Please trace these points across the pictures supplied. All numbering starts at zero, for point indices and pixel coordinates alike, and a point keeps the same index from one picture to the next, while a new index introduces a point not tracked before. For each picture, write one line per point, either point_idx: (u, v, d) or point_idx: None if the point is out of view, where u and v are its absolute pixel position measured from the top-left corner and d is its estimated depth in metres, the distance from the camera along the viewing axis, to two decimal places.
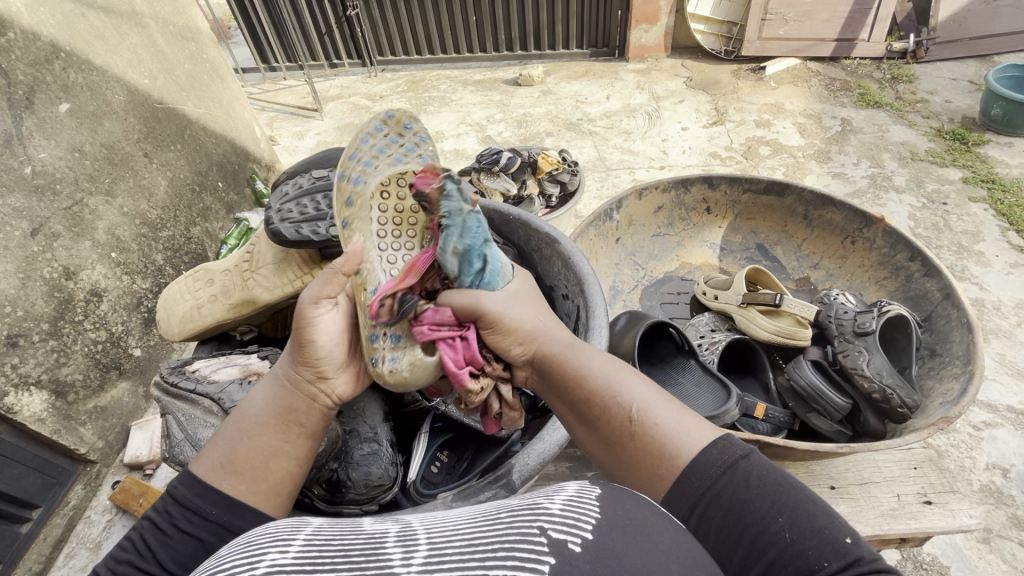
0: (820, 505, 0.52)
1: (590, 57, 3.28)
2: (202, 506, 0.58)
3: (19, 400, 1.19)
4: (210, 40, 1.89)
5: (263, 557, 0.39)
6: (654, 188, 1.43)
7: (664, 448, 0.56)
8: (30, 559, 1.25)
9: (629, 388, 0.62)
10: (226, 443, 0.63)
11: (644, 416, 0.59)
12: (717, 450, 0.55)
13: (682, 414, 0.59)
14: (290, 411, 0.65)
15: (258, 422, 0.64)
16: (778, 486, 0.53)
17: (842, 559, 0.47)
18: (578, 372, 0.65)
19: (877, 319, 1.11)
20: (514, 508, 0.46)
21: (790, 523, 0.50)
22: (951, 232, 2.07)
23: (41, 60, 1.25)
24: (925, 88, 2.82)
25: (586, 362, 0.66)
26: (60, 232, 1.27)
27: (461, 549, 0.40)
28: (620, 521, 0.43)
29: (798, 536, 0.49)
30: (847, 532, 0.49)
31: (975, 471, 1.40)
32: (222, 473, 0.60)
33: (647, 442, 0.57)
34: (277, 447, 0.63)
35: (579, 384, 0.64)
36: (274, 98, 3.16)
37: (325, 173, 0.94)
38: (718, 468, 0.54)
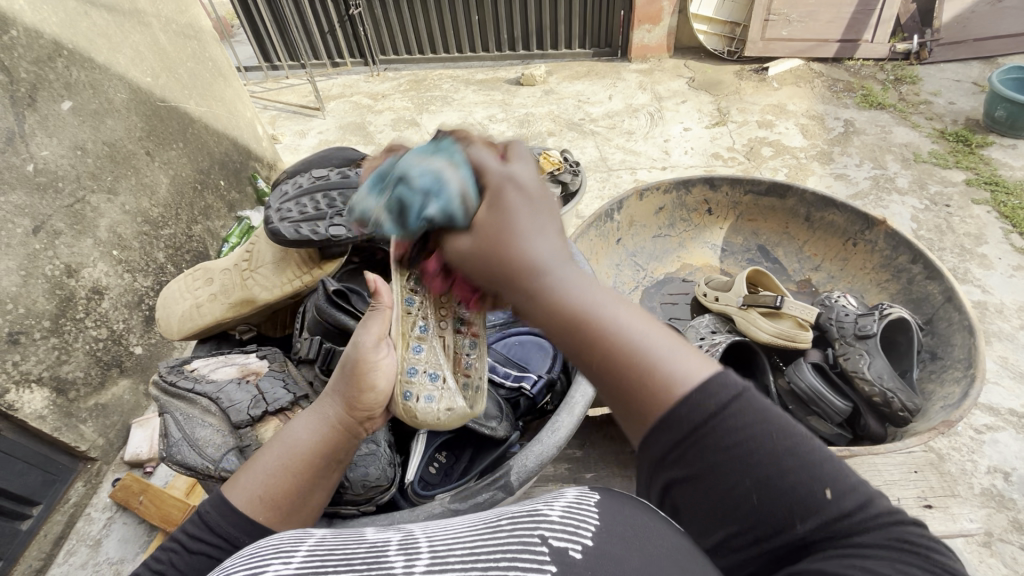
0: (801, 451, 0.46)
1: (592, 57, 3.27)
2: (236, 533, 0.61)
3: (20, 397, 1.19)
4: (212, 38, 1.89)
5: (266, 569, 0.39)
6: (655, 189, 1.43)
7: (651, 386, 0.47)
8: (30, 557, 1.26)
9: (613, 327, 0.49)
10: (267, 474, 0.65)
11: (632, 352, 0.48)
12: (706, 391, 0.46)
13: (670, 343, 0.49)
14: (331, 450, 0.69)
15: (300, 456, 0.67)
16: (760, 431, 0.46)
17: (820, 518, 0.44)
18: (561, 305, 0.50)
19: (878, 322, 1.11)
20: (514, 514, 0.46)
21: (765, 485, 0.46)
22: (953, 234, 2.07)
23: (44, 58, 1.25)
24: (929, 89, 2.81)
25: (571, 291, 0.50)
26: (62, 229, 1.27)
27: (463, 558, 0.40)
28: (619, 527, 0.44)
29: (770, 493, 0.45)
30: (827, 485, 0.45)
31: (976, 474, 1.40)
32: (260, 506, 0.63)
33: (628, 381, 0.48)
34: (312, 479, 0.67)
35: (557, 320, 0.50)
36: (276, 97, 3.16)
37: (324, 172, 0.93)
38: (699, 418, 0.46)
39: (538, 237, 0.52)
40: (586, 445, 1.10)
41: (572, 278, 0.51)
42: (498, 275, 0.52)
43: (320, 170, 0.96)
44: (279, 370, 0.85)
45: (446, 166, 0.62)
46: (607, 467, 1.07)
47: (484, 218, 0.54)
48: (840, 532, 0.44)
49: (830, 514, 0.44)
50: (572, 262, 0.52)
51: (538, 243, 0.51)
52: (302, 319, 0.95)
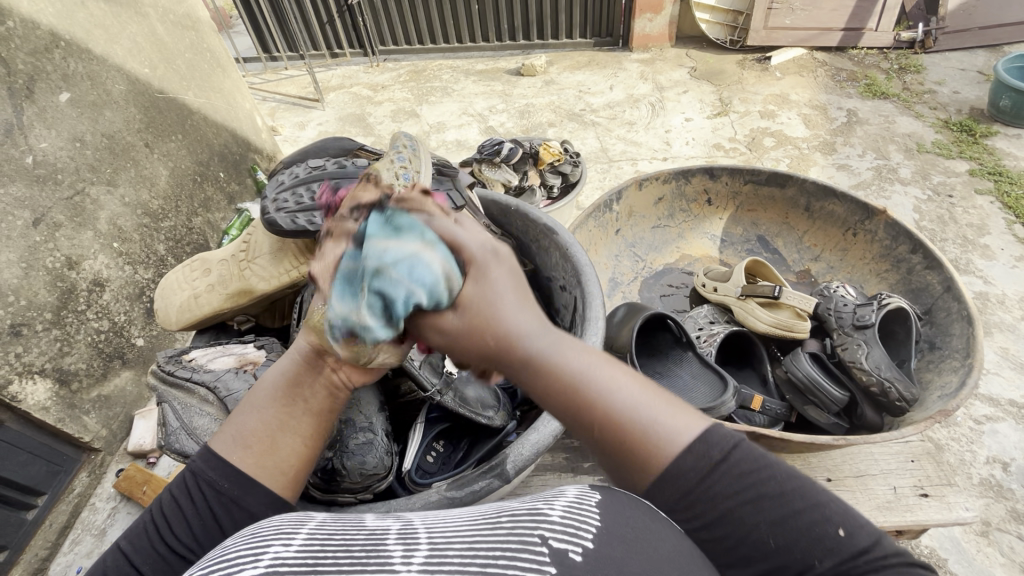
0: (808, 495, 0.50)
1: (594, 47, 3.25)
2: (217, 481, 0.59)
3: (23, 389, 1.20)
4: (210, 29, 1.87)
5: (266, 550, 0.39)
6: (654, 178, 1.42)
7: (655, 455, 0.50)
8: (36, 546, 1.27)
9: (611, 389, 0.51)
10: (239, 417, 0.63)
11: (627, 418, 0.51)
12: (698, 451, 0.50)
13: (661, 403, 0.52)
14: (297, 385, 0.63)
15: (270, 395, 0.63)
16: (769, 474, 0.50)
17: (835, 557, 0.47)
18: (554, 370, 0.52)
19: (877, 312, 1.11)
20: (514, 511, 0.47)
21: (776, 526, 0.49)
22: (956, 225, 2.06)
23: (41, 49, 1.25)
24: (933, 78, 2.79)
25: (566, 358, 0.52)
26: (62, 221, 1.27)
27: (461, 552, 0.40)
28: (620, 529, 0.45)
29: (787, 541, 0.48)
30: (840, 524, 0.48)
31: (975, 465, 1.40)
32: (234, 447, 0.61)
33: (622, 445, 0.51)
34: (286, 421, 0.62)
35: (553, 390, 0.52)
36: (275, 88, 3.15)
37: (319, 162, 0.93)
38: (697, 474, 0.50)
39: (518, 312, 0.53)
40: None
41: (556, 345, 0.53)
42: (493, 357, 0.53)
43: (316, 159, 0.96)
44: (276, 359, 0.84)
45: (420, 248, 0.58)
46: None
47: (472, 293, 0.54)
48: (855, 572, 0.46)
49: (847, 553, 0.47)
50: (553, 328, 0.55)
51: (516, 317, 0.53)
52: (300, 308, 0.94)
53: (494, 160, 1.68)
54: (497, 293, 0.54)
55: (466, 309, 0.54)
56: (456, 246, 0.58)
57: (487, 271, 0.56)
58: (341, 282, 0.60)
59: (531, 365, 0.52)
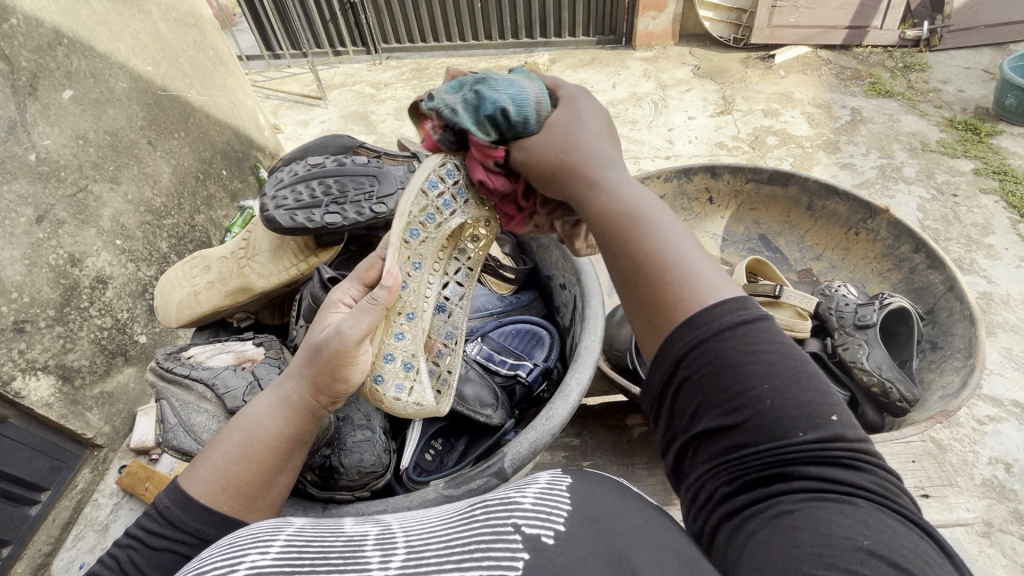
0: (812, 379, 0.48)
1: (596, 45, 3.24)
2: (202, 528, 0.58)
3: (26, 385, 1.21)
4: (213, 26, 1.88)
5: (243, 559, 0.40)
6: (655, 177, 1.42)
7: (679, 292, 0.52)
8: (39, 541, 1.28)
9: (657, 233, 0.56)
10: (224, 461, 0.62)
11: (664, 263, 0.53)
12: (726, 308, 0.50)
13: (704, 264, 0.54)
14: (293, 431, 0.65)
15: (263, 439, 0.63)
16: (782, 350, 0.49)
17: (819, 432, 0.45)
18: (612, 200, 0.59)
19: (879, 311, 1.10)
20: (486, 502, 0.47)
21: (774, 390, 0.47)
22: (960, 224, 2.05)
23: (45, 46, 1.25)
24: (938, 77, 2.77)
25: (624, 194, 0.59)
26: (65, 219, 1.27)
27: (438, 552, 0.41)
28: (590, 509, 0.45)
29: (784, 412, 0.46)
30: (833, 412, 0.47)
31: (977, 465, 1.40)
32: (221, 494, 0.60)
33: (658, 286, 0.53)
34: (278, 466, 0.64)
35: (605, 213, 0.58)
36: (278, 86, 3.15)
37: (320, 159, 0.93)
38: (707, 330, 0.49)
39: (595, 140, 0.64)
40: (583, 433, 1.11)
41: (619, 182, 0.60)
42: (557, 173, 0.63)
43: (316, 157, 0.95)
44: (275, 358, 0.85)
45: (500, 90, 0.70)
46: (603, 454, 1.08)
47: (556, 117, 0.67)
48: (838, 457, 0.45)
49: (831, 436, 0.46)
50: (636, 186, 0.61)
51: (591, 151, 0.63)
52: (298, 307, 0.94)
53: None
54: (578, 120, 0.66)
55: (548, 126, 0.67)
56: (555, 83, 0.71)
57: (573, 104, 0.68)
58: (453, 82, 0.77)
59: (587, 194, 0.60)
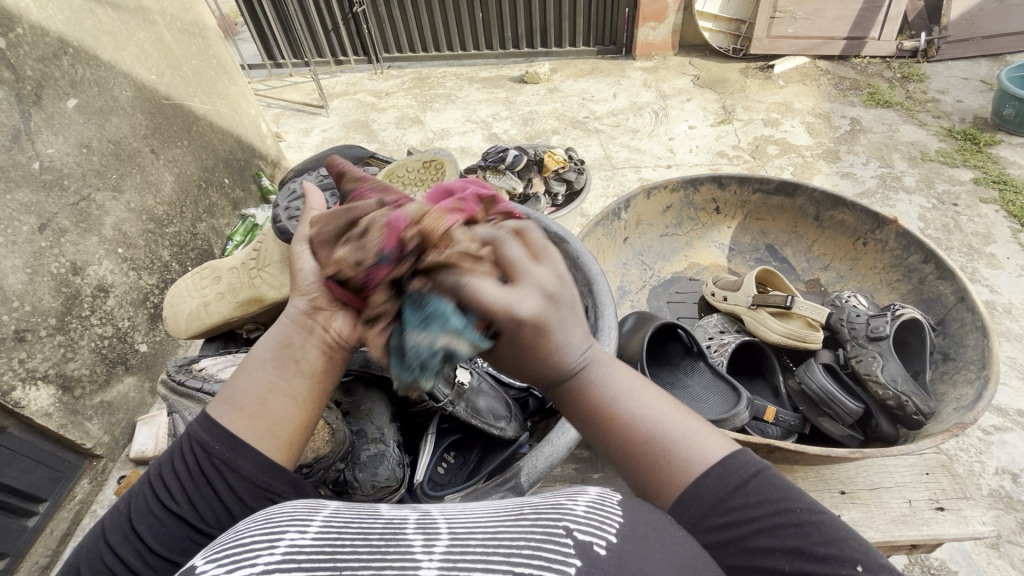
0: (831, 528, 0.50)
1: (597, 55, 3.26)
2: (210, 445, 0.57)
3: (27, 395, 1.19)
4: (216, 36, 1.89)
5: (282, 537, 0.39)
6: (662, 187, 1.42)
7: (675, 469, 0.54)
8: (36, 554, 1.26)
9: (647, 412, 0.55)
10: (233, 378, 0.60)
11: (655, 440, 0.54)
12: (726, 471, 0.53)
13: (683, 422, 0.55)
14: (287, 346, 0.59)
15: (261, 354, 0.60)
16: (784, 503, 0.52)
17: None
18: (588, 387, 0.55)
19: (891, 323, 1.10)
20: (537, 503, 0.47)
21: (794, 559, 0.49)
22: (961, 233, 2.05)
23: (49, 55, 1.25)
24: (937, 87, 2.79)
25: (609, 382, 0.56)
26: (67, 227, 1.27)
27: (483, 542, 0.40)
28: (642, 528, 0.45)
29: (803, 568, 0.49)
30: (858, 560, 0.47)
31: (984, 476, 1.39)
32: (226, 410, 0.58)
33: (653, 463, 0.54)
34: (274, 382, 0.58)
35: (592, 414, 0.56)
36: (279, 95, 3.16)
37: (331, 170, 0.93)
38: (720, 493, 0.52)
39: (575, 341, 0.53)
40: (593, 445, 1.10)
41: (603, 366, 0.56)
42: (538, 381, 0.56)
43: (328, 168, 0.95)
44: None
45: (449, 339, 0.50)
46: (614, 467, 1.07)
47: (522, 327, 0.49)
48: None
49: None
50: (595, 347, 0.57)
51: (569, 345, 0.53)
52: None
53: (499, 167, 1.68)
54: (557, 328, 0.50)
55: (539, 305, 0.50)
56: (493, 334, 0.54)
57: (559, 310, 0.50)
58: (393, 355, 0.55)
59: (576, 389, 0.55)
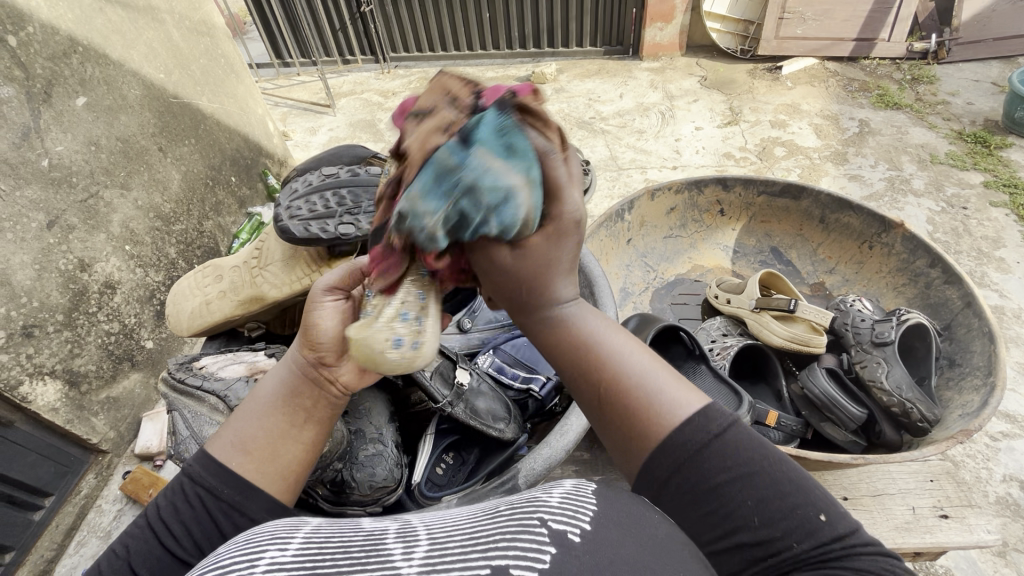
0: (794, 481, 0.51)
1: (604, 55, 3.25)
2: (216, 485, 0.57)
3: (33, 390, 1.20)
4: (224, 35, 1.90)
5: (262, 555, 0.39)
6: (666, 189, 1.41)
7: (650, 415, 0.52)
8: (42, 547, 1.27)
9: (625, 356, 0.55)
10: (239, 424, 0.61)
11: (631, 386, 0.54)
12: (698, 424, 0.52)
13: (659, 375, 0.55)
14: (296, 396, 0.63)
15: (269, 403, 0.63)
16: (750, 463, 0.50)
17: (813, 540, 0.48)
18: (570, 331, 0.56)
19: (896, 329, 1.09)
20: (513, 501, 0.47)
21: (764, 516, 0.49)
22: (971, 237, 2.03)
23: (60, 54, 1.26)
24: (947, 89, 2.77)
25: (584, 323, 0.57)
26: (76, 224, 1.28)
27: (462, 543, 0.41)
28: (616, 513, 0.45)
29: (773, 518, 0.49)
30: (822, 510, 0.49)
31: (991, 483, 1.37)
32: (233, 452, 0.59)
33: (627, 409, 0.53)
34: (284, 429, 0.61)
35: (568, 353, 0.56)
36: (287, 94, 3.17)
37: (333, 170, 0.92)
38: (694, 445, 0.51)
39: (564, 286, 0.57)
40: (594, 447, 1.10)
41: (579, 311, 0.57)
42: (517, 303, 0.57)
43: (330, 167, 0.95)
44: None
45: (520, 185, 0.52)
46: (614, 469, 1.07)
47: (539, 244, 0.54)
48: (834, 553, 0.47)
49: (825, 536, 0.48)
50: (584, 305, 0.59)
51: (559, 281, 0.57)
52: None
53: None
54: (556, 257, 0.55)
55: (525, 252, 0.54)
56: (498, 266, 0.54)
57: (564, 237, 0.55)
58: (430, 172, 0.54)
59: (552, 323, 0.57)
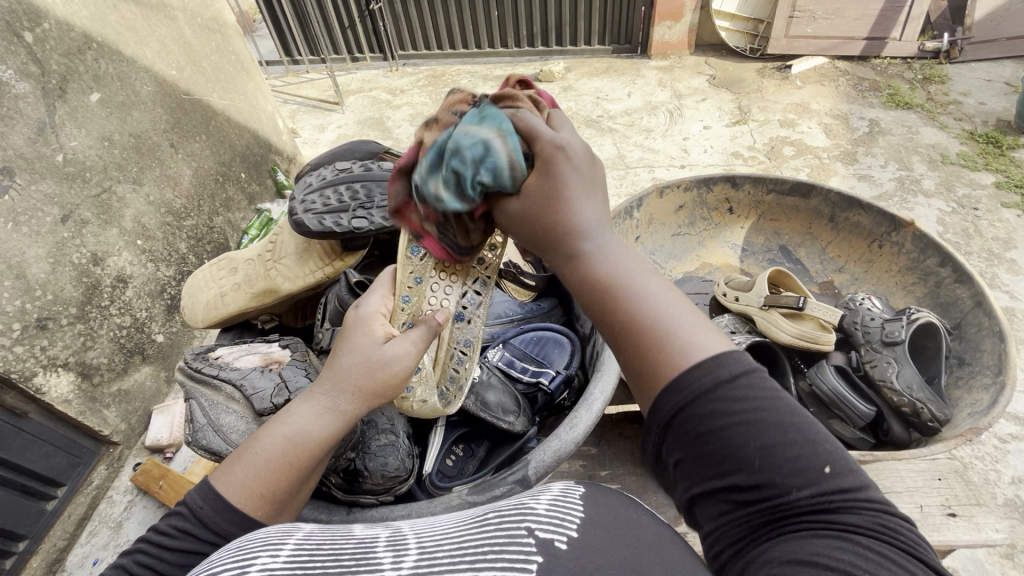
0: (801, 429, 0.48)
1: (612, 54, 3.25)
2: (230, 530, 0.57)
3: (47, 381, 1.22)
4: (235, 32, 1.91)
5: (254, 562, 0.40)
6: (675, 186, 1.41)
7: (672, 351, 0.51)
8: (54, 537, 1.29)
9: (646, 298, 0.54)
10: (261, 471, 0.58)
11: (652, 324, 0.53)
12: (711, 368, 0.49)
13: (687, 312, 0.54)
14: (330, 444, 0.63)
15: (305, 452, 0.61)
16: (760, 404, 0.48)
17: (813, 488, 0.46)
18: (592, 270, 0.57)
19: (907, 328, 1.08)
20: (500, 509, 0.48)
21: (764, 462, 0.47)
22: (981, 238, 2.01)
23: (74, 50, 1.28)
24: (959, 89, 2.74)
25: (612, 258, 0.57)
26: (89, 218, 1.29)
27: (450, 551, 0.41)
28: (602, 520, 0.46)
29: (773, 466, 0.46)
30: (826, 462, 0.47)
31: (999, 485, 1.36)
32: (253, 500, 0.58)
33: (643, 345, 0.53)
34: (309, 473, 0.62)
35: (588, 284, 0.57)
36: (297, 91, 3.19)
37: (347, 165, 0.94)
38: (708, 384, 0.49)
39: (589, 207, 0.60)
40: (601, 443, 1.10)
41: (601, 249, 0.58)
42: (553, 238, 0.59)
43: (343, 162, 0.96)
44: (301, 360, 0.85)
45: (493, 134, 0.61)
46: (621, 464, 1.07)
47: (534, 184, 0.60)
48: (832, 504, 0.45)
49: (828, 488, 0.46)
50: (610, 233, 0.60)
51: (583, 208, 0.59)
52: (324, 310, 0.96)
53: None
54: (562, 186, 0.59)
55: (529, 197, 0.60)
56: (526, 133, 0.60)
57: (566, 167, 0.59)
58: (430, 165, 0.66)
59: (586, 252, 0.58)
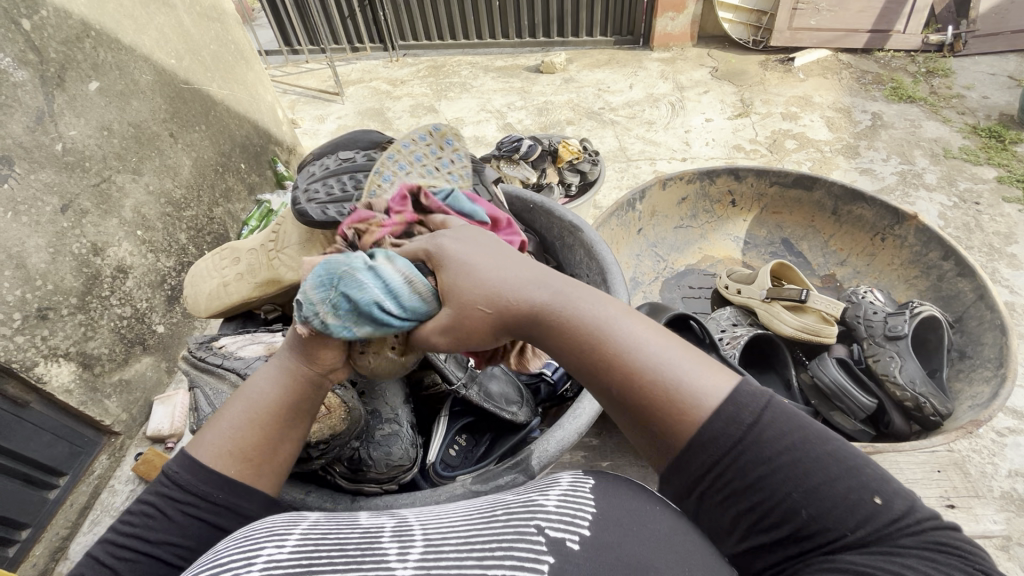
0: (843, 461, 0.47)
1: (614, 45, 3.23)
2: (208, 491, 0.57)
3: (49, 371, 1.22)
4: (235, 21, 1.89)
5: (259, 553, 0.40)
6: (678, 178, 1.41)
7: (674, 409, 0.49)
8: (57, 525, 1.30)
9: (631, 341, 0.51)
10: (233, 428, 0.59)
11: (649, 370, 0.50)
12: (728, 413, 0.48)
13: (669, 347, 0.51)
14: (294, 402, 0.62)
15: (263, 411, 0.60)
16: (799, 441, 0.48)
17: (870, 525, 0.45)
18: (576, 329, 0.53)
19: (910, 322, 1.09)
20: (509, 504, 0.48)
21: (806, 501, 0.47)
22: (982, 233, 2.01)
23: (73, 38, 1.27)
24: (962, 83, 2.73)
25: (578, 309, 0.53)
26: (88, 208, 1.29)
27: (458, 546, 0.42)
28: (616, 513, 0.46)
29: (820, 510, 0.46)
30: (875, 492, 0.46)
31: (996, 478, 1.37)
32: (227, 460, 0.58)
33: (648, 402, 0.50)
34: (280, 433, 0.61)
35: (576, 347, 0.53)
36: (296, 81, 3.18)
37: (350, 154, 0.94)
38: (731, 436, 0.48)
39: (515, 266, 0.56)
40: (603, 434, 1.11)
41: (566, 299, 0.54)
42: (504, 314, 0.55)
43: (346, 152, 0.97)
44: None
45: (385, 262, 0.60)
46: (623, 456, 1.08)
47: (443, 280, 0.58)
48: (886, 535, 0.45)
49: (882, 520, 0.45)
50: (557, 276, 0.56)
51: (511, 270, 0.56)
52: None
53: (513, 156, 1.68)
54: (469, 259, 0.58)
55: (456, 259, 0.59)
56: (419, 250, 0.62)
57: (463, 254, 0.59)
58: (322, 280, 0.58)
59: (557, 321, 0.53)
